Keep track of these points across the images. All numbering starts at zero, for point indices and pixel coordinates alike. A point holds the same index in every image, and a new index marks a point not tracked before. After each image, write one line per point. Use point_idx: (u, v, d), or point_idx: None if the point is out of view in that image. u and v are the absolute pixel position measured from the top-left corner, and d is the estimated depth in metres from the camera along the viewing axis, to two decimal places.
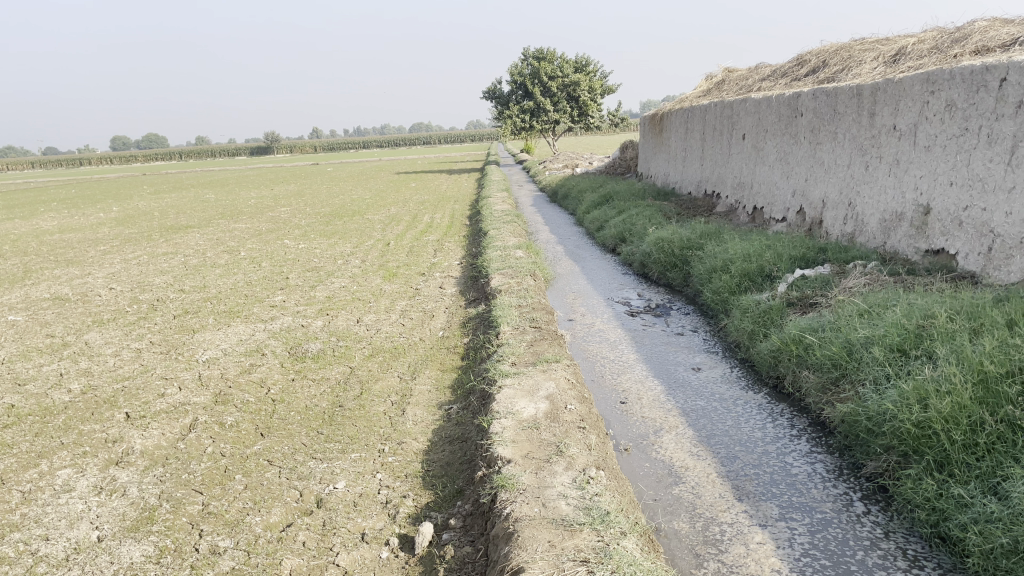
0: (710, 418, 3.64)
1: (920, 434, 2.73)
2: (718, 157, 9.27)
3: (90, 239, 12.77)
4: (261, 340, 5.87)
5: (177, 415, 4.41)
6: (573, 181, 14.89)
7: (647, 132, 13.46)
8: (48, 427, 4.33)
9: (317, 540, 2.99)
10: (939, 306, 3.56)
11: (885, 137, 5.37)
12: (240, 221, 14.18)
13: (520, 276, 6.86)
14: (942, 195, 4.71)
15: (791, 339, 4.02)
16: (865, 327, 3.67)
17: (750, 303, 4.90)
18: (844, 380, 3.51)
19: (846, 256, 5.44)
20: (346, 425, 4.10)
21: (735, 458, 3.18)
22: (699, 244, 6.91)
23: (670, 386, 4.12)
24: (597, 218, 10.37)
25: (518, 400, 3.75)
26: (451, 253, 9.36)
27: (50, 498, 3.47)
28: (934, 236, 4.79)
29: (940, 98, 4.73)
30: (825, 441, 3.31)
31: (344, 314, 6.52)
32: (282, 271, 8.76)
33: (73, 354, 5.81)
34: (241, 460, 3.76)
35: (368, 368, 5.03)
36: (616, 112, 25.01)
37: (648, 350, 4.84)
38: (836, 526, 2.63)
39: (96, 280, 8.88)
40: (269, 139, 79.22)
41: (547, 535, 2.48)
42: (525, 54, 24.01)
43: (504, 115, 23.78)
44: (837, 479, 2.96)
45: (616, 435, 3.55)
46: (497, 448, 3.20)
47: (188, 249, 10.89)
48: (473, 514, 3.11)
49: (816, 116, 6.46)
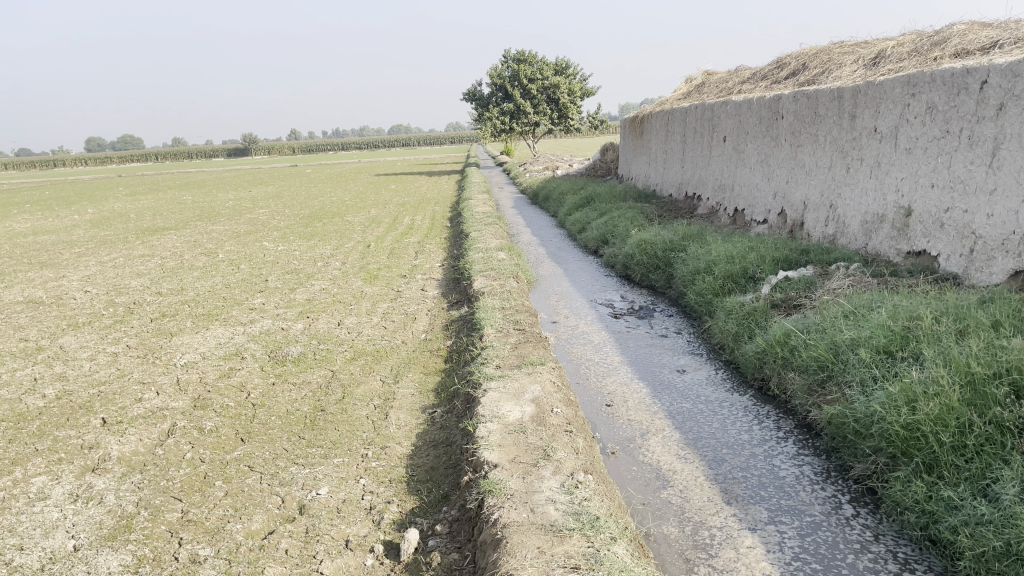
0: (696, 420, 3.62)
1: (909, 436, 2.73)
2: (699, 159, 9.29)
3: (64, 240, 12.58)
4: (241, 343, 5.79)
5: (155, 420, 4.33)
6: (553, 183, 14.89)
7: (628, 133, 13.48)
8: (23, 434, 4.23)
9: (299, 547, 2.94)
10: (924, 307, 3.57)
11: (866, 140, 5.40)
12: (218, 223, 14.03)
13: (502, 277, 6.83)
14: (923, 197, 4.74)
15: (777, 341, 4.02)
16: (851, 328, 3.67)
17: (734, 304, 4.90)
18: (829, 381, 3.51)
19: (828, 258, 5.45)
20: (328, 429, 4.05)
21: (722, 461, 3.16)
22: (682, 245, 6.92)
23: (656, 388, 4.10)
24: (579, 219, 10.38)
25: (504, 403, 3.71)
26: (433, 255, 9.31)
27: (25, 506, 3.39)
28: (916, 237, 4.81)
29: (921, 100, 4.76)
30: (812, 443, 3.30)
31: (325, 316, 6.46)
32: (262, 273, 8.67)
33: (47, 359, 5.70)
34: (221, 466, 3.69)
35: (350, 371, 4.97)
36: (596, 114, 25.08)
37: (632, 351, 4.82)
38: (826, 530, 2.62)
39: (71, 283, 8.74)
40: (246, 141, 78.72)
41: (536, 541, 2.44)
42: (506, 56, 23.96)
43: (484, 116, 23.77)
44: (825, 481, 2.96)
45: (603, 438, 3.52)
46: (484, 453, 3.16)
47: (165, 251, 10.75)
48: (460, 519, 3.06)
49: (797, 118, 6.48)
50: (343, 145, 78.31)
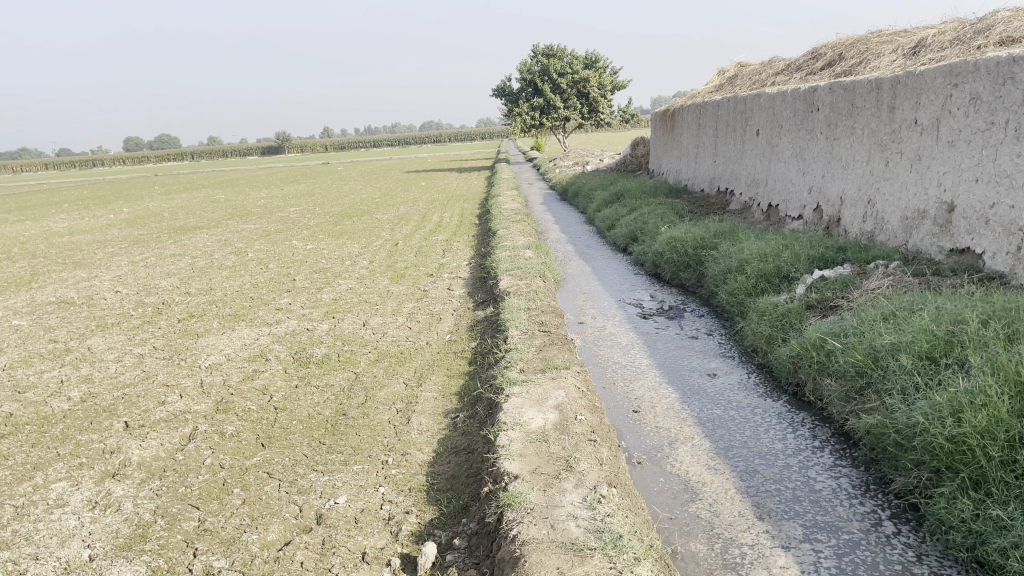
0: (728, 428, 3.48)
1: (954, 449, 2.56)
2: (731, 154, 9.07)
3: (98, 240, 12.71)
4: (266, 344, 5.75)
5: (177, 424, 4.29)
6: (583, 179, 14.74)
7: (659, 128, 13.27)
8: (45, 437, 4.22)
9: (315, 560, 2.85)
10: (969, 310, 3.38)
11: (906, 132, 5.19)
12: (249, 221, 14.13)
13: (528, 277, 6.71)
14: (967, 192, 4.53)
15: (812, 345, 3.86)
16: (891, 332, 3.50)
17: (767, 305, 4.73)
18: (868, 389, 3.35)
19: (866, 256, 5.25)
20: (349, 435, 3.97)
21: (755, 473, 3.02)
22: (713, 243, 6.74)
23: (685, 393, 3.97)
24: (608, 216, 10.20)
25: (526, 410, 3.59)
26: (460, 253, 9.23)
27: (42, 514, 3.35)
28: (960, 235, 4.61)
29: (965, 91, 4.55)
30: (850, 454, 3.15)
31: (350, 317, 6.39)
32: (290, 272, 8.66)
33: (74, 360, 5.71)
34: (241, 472, 3.63)
35: (374, 374, 4.90)
36: (627, 108, 24.83)
37: (661, 354, 4.68)
38: (865, 549, 2.47)
39: (102, 283, 8.80)
40: (279, 138, 79.45)
41: (556, 561, 2.32)
42: (535, 51, 23.82)
43: (514, 113, 23.66)
44: (864, 495, 2.80)
45: (629, 447, 3.39)
46: (505, 463, 3.05)
47: (195, 251, 10.79)
48: (479, 533, 2.95)
49: (833, 111, 6.27)
50: (376, 142, 78.55)
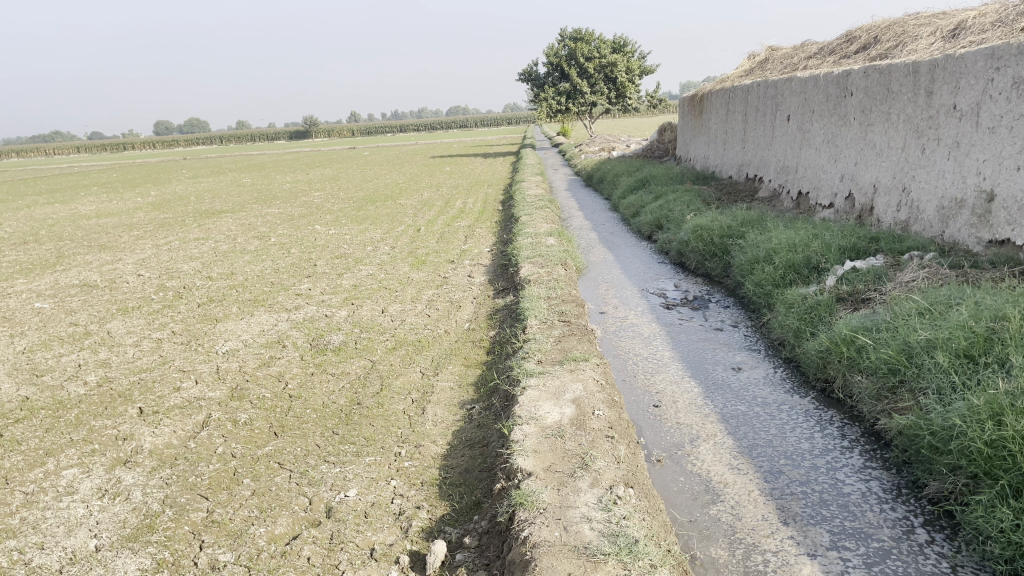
0: (752, 425, 3.34)
1: (993, 454, 2.42)
2: (761, 140, 8.85)
3: (125, 223, 12.73)
4: (283, 330, 5.68)
5: (191, 411, 4.23)
6: (610, 165, 14.51)
7: (687, 113, 13.01)
8: (60, 423, 4.19)
9: (322, 555, 2.77)
10: (1010, 306, 3.21)
11: (944, 118, 4.98)
12: (274, 206, 14.11)
13: (550, 265, 6.60)
14: (1007, 180, 4.34)
15: (842, 339, 3.70)
16: (927, 327, 3.34)
17: (796, 297, 4.57)
18: (900, 387, 3.20)
19: (900, 246, 5.06)
20: (363, 425, 3.88)
21: (780, 474, 2.89)
22: (740, 232, 6.56)
23: (708, 388, 3.83)
24: (633, 203, 10.02)
25: (543, 404, 3.49)
26: (482, 239, 9.12)
27: (51, 501, 3.30)
28: (999, 225, 4.43)
29: (1007, 75, 4.35)
30: (881, 455, 3.01)
31: (369, 303, 6.31)
32: (311, 257, 8.60)
33: (93, 344, 5.68)
34: (252, 462, 3.56)
35: (390, 362, 4.82)
36: (654, 93, 24.47)
37: (684, 346, 4.54)
38: (896, 558, 2.34)
39: (125, 266, 8.80)
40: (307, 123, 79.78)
41: (567, 566, 2.23)
42: (563, 35, 23.56)
43: (539, 98, 23.40)
44: (896, 500, 2.67)
45: (648, 444, 3.28)
46: (518, 460, 2.94)
47: (219, 235, 10.76)
48: (490, 532, 2.86)
49: (867, 95, 6.06)
50: (403, 128, 78.39)
